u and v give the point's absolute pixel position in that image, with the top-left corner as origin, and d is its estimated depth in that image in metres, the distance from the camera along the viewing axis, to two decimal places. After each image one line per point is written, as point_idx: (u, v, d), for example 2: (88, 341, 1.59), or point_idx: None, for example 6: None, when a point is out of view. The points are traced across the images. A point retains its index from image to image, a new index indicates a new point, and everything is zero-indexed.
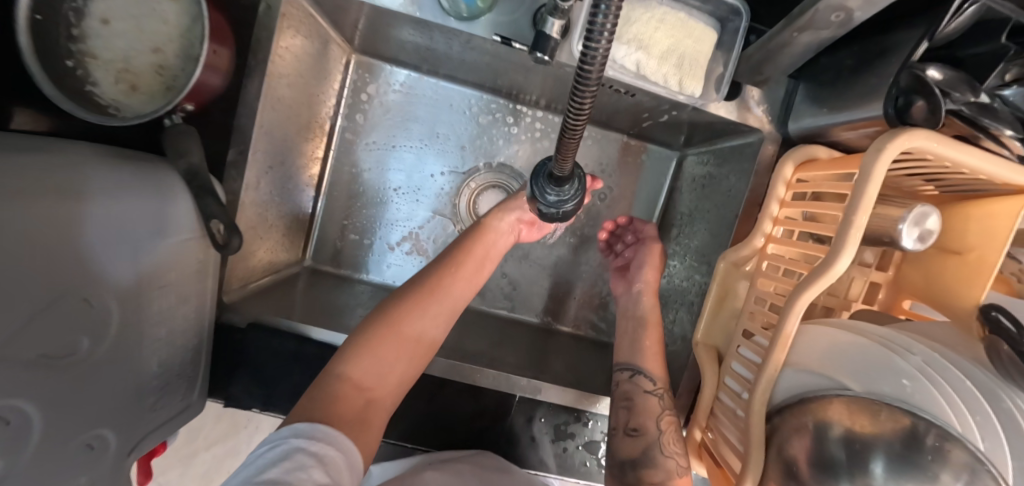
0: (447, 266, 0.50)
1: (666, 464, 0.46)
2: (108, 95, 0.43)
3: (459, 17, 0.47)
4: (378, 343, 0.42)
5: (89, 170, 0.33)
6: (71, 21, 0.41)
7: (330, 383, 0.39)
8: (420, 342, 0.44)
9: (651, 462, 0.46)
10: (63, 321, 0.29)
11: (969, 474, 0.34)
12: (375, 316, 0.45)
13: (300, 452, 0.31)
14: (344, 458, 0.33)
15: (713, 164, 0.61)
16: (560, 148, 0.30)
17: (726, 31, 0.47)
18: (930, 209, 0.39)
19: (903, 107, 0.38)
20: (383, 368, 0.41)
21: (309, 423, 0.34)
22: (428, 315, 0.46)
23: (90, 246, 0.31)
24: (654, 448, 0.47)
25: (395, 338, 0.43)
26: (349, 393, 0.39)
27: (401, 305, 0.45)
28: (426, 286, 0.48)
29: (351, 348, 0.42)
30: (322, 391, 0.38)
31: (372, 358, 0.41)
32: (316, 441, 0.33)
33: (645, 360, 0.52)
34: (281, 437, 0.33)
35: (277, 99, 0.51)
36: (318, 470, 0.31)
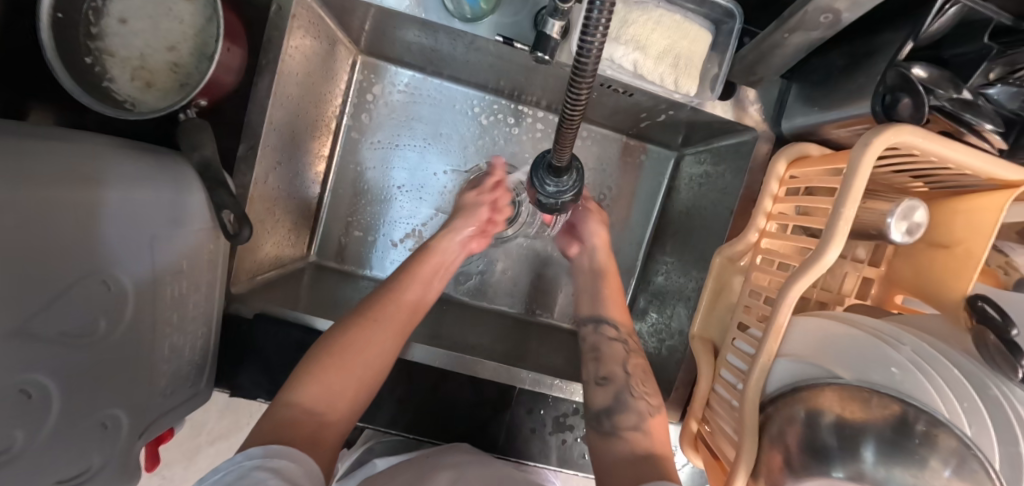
0: (395, 288, 0.51)
1: (638, 406, 0.49)
2: (124, 91, 0.45)
3: (463, 18, 0.49)
4: (326, 368, 0.43)
5: (110, 159, 0.34)
6: (92, 21, 0.43)
7: (279, 410, 0.39)
8: (371, 364, 0.45)
9: (623, 406, 0.49)
10: (83, 300, 0.31)
11: (959, 461, 0.34)
12: (324, 341, 0.45)
13: (255, 466, 0.32)
14: (303, 469, 0.34)
15: (709, 163, 0.62)
16: (558, 137, 0.31)
17: (721, 32, 0.49)
18: (918, 203, 0.41)
19: (890, 104, 0.39)
20: (333, 392, 0.42)
21: (260, 447, 0.34)
22: (377, 335, 0.46)
23: (110, 231, 0.32)
24: (625, 391, 0.50)
25: (341, 362, 0.43)
26: (300, 418, 0.39)
27: (348, 329, 0.46)
28: (373, 308, 0.48)
29: (301, 373, 0.42)
30: (270, 420, 0.39)
31: (321, 383, 0.42)
32: (270, 458, 0.33)
33: (608, 309, 0.58)
34: (231, 462, 0.33)
35: (287, 97, 0.52)
36: (278, 478, 0.32)
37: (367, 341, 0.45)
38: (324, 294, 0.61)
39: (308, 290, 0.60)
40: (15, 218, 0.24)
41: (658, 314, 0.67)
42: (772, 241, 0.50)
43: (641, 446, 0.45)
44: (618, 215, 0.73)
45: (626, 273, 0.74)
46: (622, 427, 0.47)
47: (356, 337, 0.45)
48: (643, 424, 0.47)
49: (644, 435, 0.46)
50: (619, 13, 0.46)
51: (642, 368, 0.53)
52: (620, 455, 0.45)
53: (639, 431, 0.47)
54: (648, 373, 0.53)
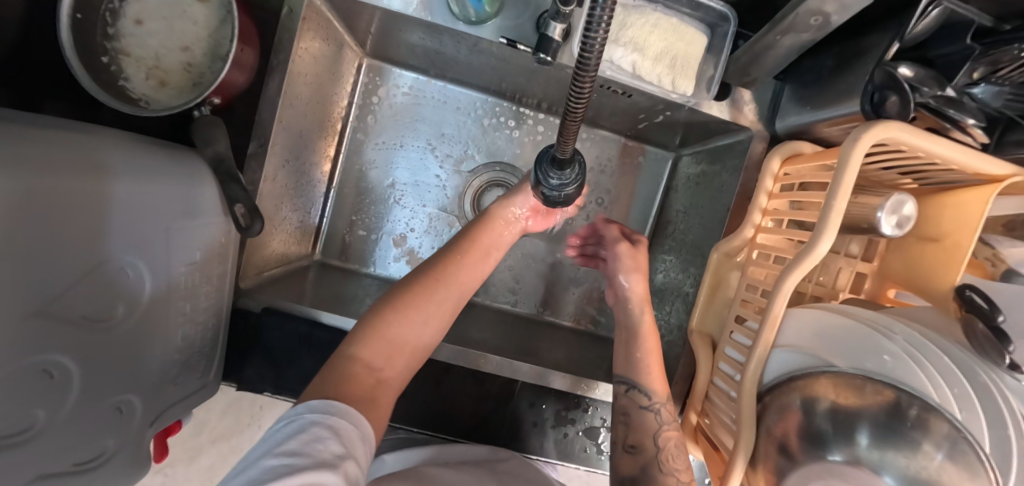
0: (453, 256, 0.50)
1: (668, 483, 0.44)
2: (139, 90, 0.46)
3: (467, 21, 0.51)
4: (385, 327, 0.43)
5: (125, 150, 0.35)
6: (108, 21, 0.45)
7: (341, 362, 0.40)
8: (426, 328, 0.45)
9: (652, 477, 0.45)
10: (102, 286, 0.32)
11: (950, 445, 0.35)
12: (381, 301, 0.45)
13: (316, 426, 0.32)
14: (358, 431, 0.34)
15: (706, 163, 0.64)
16: (562, 131, 0.32)
17: (716, 35, 0.50)
18: (906, 198, 0.42)
19: (878, 102, 0.40)
20: (390, 351, 0.43)
21: (323, 400, 0.35)
22: (438, 300, 0.47)
23: (126, 219, 0.33)
24: (653, 466, 0.46)
25: (402, 325, 0.44)
26: (360, 372, 0.39)
27: (406, 291, 0.46)
28: (433, 272, 0.48)
29: (359, 329, 0.43)
30: (332, 370, 0.39)
31: (380, 341, 0.42)
32: (332, 416, 0.34)
33: (647, 378, 0.51)
34: (296, 412, 0.33)
35: (296, 97, 0.54)
36: (336, 442, 0.32)
37: (427, 305, 0.46)
38: (329, 291, 0.62)
39: (313, 287, 0.61)
40: (40, 203, 0.26)
41: (656, 310, 0.68)
42: (767, 237, 0.51)
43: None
44: (618, 215, 0.74)
45: None
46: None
47: (412, 299, 0.45)
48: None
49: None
50: (618, 17, 0.48)
51: (676, 442, 0.48)
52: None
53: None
54: (681, 447, 0.48)
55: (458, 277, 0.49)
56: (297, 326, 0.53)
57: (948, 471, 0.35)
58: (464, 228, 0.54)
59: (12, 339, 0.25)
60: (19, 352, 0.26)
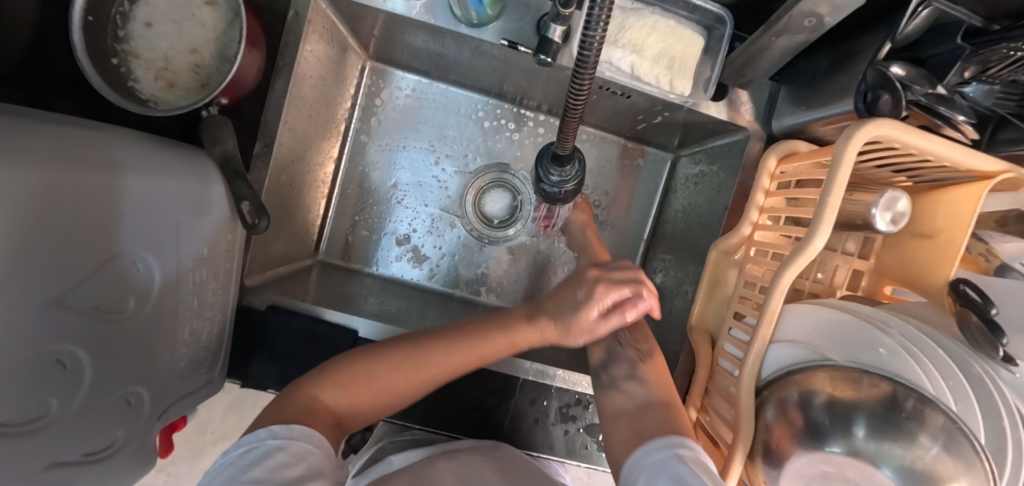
0: (471, 335, 0.44)
1: (627, 354, 0.51)
2: (148, 90, 0.47)
3: (469, 24, 0.52)
4: (358, 383, 0.43)
5: (134, 147, 0.36)
6: (119, 24, 0.46)
7: (303, 399, 0.41)
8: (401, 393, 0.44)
9: (617, 358, 0.51)
10: (111, 279, 0.33)
11: (946, 436, 0.36)
12: (368, 352, 0.44)
13: (280, 452, 0.35)
14: (322, 450, 0.37)
15: (704, 163, 0.65)
16: (563, 128, 0.33)
17: (712, 37, 0.51)
18: (900, 194, 0.43)
19: (871, 101, 0.41)
20: (355, 404, 0.43)
21: (284, 424, 0.37)
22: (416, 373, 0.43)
23: (135, 215, 0.34)
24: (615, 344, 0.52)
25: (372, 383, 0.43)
26: (317, 411, 0.40)
27: (401, 357, 0.43)
28: (444, 346, 0.43)
29: (334, 374, 0.43)
30: (291, 406, 0.40)
31: (349, 394, 0.42)
32: (295, 441, 0.36)
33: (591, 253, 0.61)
34: (259, 438, 0.36)
35: (301, 98, 0.55)
36: (301, 466, 0.35)
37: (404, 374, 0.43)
38: (332, 290, 0.63)
39: (316, 286, 0.62)
40: (60, 196, 0.27)
41: (655, 309, 0.69)
42: (764, 234, 0.52)
43: (638, 396, 0.47)
44: (617, 215, 0.75)
45: None
46: (618, 378, 0.50)
47: (400, 367, 0.43)
48: (636, 372, 0.49)
49: (640, 385, 0.48)
50: (617, 19, 0.49)
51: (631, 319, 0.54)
52: (618, 406, 0.47)
53: (634, 381, 0.49)
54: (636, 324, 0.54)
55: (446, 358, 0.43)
56: (302, 323, 0.54)
57: (943, 461, 0.35)
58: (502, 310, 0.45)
59: (31, 327, 0.26)
60: (37, 340, 0.27)
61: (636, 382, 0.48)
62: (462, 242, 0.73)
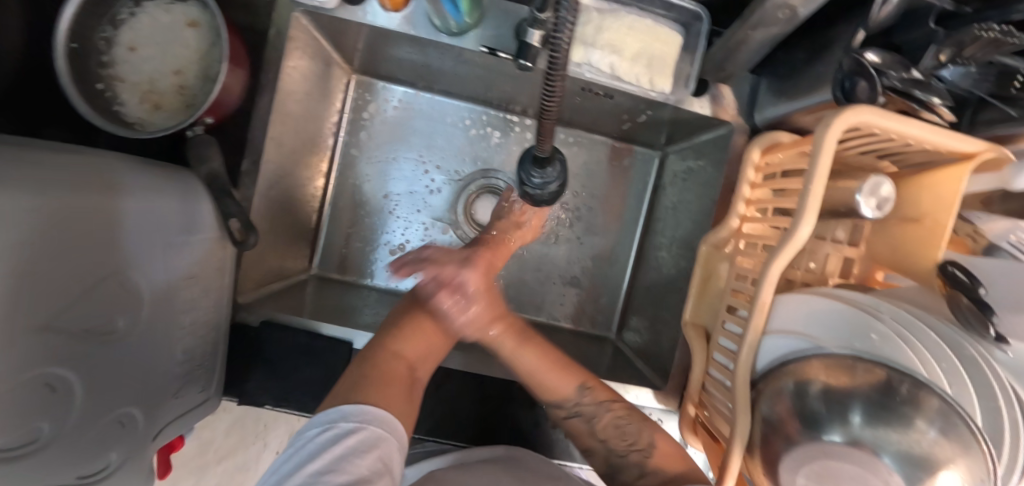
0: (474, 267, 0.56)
1: (631, 458, 0.46)
2: (134, 114, 0.48)
3: (449, 33, 0.53)
4: (420, 330, 0.49)
5: (123, 171, 0.37)
6: (103, 49, 0.46)
7: (386, 360, 0.44)
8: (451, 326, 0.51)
9: (618, 471, 0.47)
10: (101, 299, 0.33)
11: (944, 421, 0.36)
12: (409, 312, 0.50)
13: (350, 436, 0.34)
14: (393, 439, 0.36)
15: (692, 158, 0.65)
16: (540, 130, 0.33)
17: (690, 34, 0.52)
18: (883, 179, 0.43)
19: (850, 88, 0.42)
20: (427, 350, 0.48)
21: (355, 407, 0.37)
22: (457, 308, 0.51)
23: (124, 236, 0.35)
24: (610, 456, 0.47)
25: (424, 331, 0.49)
26: (398, 367, 0.44)
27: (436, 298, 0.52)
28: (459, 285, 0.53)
29: (396, 332, 0.48)
30: (379, 363, 0.44)
31: (419, 341, 0.48)
32: (366, 425, 0.35)
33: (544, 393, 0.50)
34: (330, 421, 0.35)
35: (287, 114, 0.56)
36: (370, 455, 0.34)
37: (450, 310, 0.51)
38: (327, 303, 0.63)
39: (312, 300, 0.62)
40: (48, 221, 0.27)
41: (650, 307, 0.69)
42: (753, 226, 0.52)
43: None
44: (609, 215, 0.76)
45: (620, 272, 0.76)
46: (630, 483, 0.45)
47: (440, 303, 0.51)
48: (646, 471, 0.45)
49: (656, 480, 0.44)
50: (594, 21, 0.50)
51: (623, 413, 0.48)
52: None
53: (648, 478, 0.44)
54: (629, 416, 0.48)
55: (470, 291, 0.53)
56: (297, 337, 0.54)
57: (942, 445, 0.35)
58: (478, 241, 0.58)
59: (22, 351, 0.26)
60: (27, 365, 0.27)
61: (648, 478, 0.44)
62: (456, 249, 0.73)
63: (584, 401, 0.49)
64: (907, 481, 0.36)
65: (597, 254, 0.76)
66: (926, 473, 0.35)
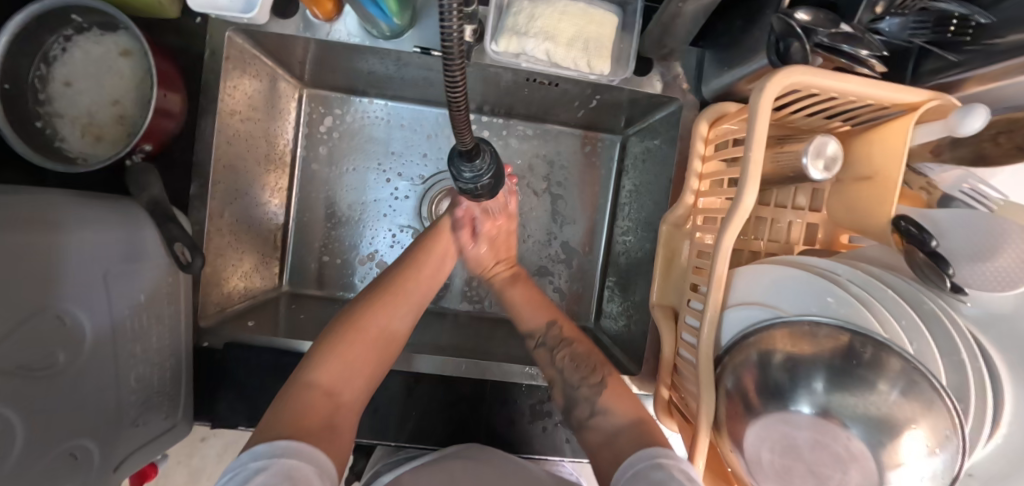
0: (411, 267, 0.56)
1: (582, 393, 0.51)
2: (76, 148, 0.48)
3: (385, 37, 0.53)
4: (340, 353, 0.47)
5: (57, 205, 0.37)
6: (38, 87, 0.46)
7: (299, 391, 0.44)
8: (381, 346, 0.50)
9: (575, 400, 0.51)
10: (38, 334, 0.33)
11: (907, 383, 0.34)
12: (336, 326, 0.49)
13: (263, 472, 0.34)
14: (312, 466, 0.37)
15: (649, 139, 0.65)
16: (454, 123, 0.33)
17: (626, 13, 0.52)
18: (828, 138, 0.42)
19: (784, 51, 0.41)
20: (350, 374, 0.47)
21: (266, 445, 0.37)
22: (391, 316, 0.52)
23: (57, 270, 0.35)
24: (567, 387, 0.53)
25: (346, 350, 0.48)
26: (316, 400, 0.43)
27: (364, 313, 0.51)
28: (389, 293, 0.53)
29: (314, 357, 0.46)
30: (294, 399, 0.43)
31: (340, 364, 0.47)
32: (279, 458, 0.36)
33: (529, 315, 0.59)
34: (239, 464, 0.35)
35: (234, 134, 0.56)
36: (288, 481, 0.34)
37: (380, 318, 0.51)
38: (298, 319, 0.63)
39: (281, 316, 0.62)
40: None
41: (623, 293, 0.68)
42: (707, 200, 0.51)
43: (608, 426, 0.48)
44: (578, 205, 0.75)
45: (593, 261, 0.75)
46: (584, 418, 0.50)
47: (367, 320, 0.50)
48: (596, 407, 0.50)
49: (606, 417, 0.49)
50: (525, 10, 0.49)
51: (570, 357, 0.54)
52: (594, 440, 0.48)
53: (599, 415, 0.49)
54: (577, 359, 0.54)
55: (404, 297, 0.54)
56: (262, 356, 0.54)
57: (903, 407, 0.34)
58: None
59: None
60: None
61: (601, 416, 0.49)
62: None
63: (552, 333, 0.57)
64: (867, 444, 0.34)
65: (568, 246, 0.75)
66: (890, 436, 0.34)
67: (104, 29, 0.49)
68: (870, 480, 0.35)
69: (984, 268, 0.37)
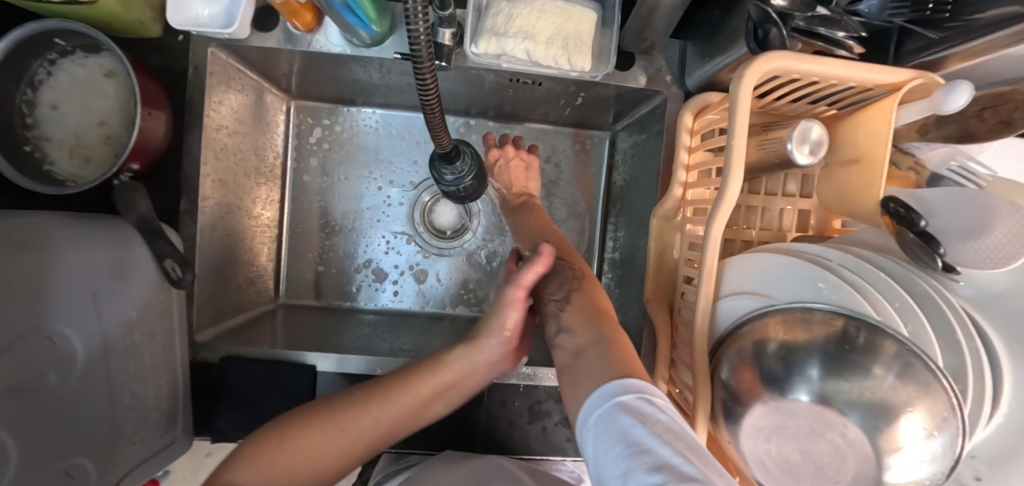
0: (422, 378, 0.45)
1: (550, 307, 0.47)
2: (65, 170, 0.48)
3: (365, 45, 0.53)
4: (285, 456, 0.39)
5: (41, 229, 0.37)
6: (25, 112, 0.47)
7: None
8: (327, 464, 0.40)
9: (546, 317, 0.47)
10: (28, 356, 0.33)
11: (902, 366, 0.34)
12: (302, 419, 0.41)
13: None
14: None
15: (637, 133, 0.64)
16: (430, 126, 0.33)
17: (605, 9, 0.52)
18: (812, 122, 0.41)
19: (762, 37, 0.41)
20: (280, 482, 0.38)
21: None
22: (369, 428, 0.42)
23: (42, 292, 0.35)
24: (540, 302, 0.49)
25: (293, 452, 0.39)
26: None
27: (343, 414, 0.42)
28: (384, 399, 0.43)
29: (255, 451, 0.39)
30: None
31: (264, 477, 0.37)
32: None
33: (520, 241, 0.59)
34: None
35: (221, 148, 0.56)
36: None
37: (356, 426, 0.42)
38: (295, 330, 0.63)
39: (278, 328, 0.62)
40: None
41: (619, 289, 0.67)
42: (695, 191, 0.51)
43: (568, 340, 0.42)
44: (570, 202, 0.75)
45: (589, 258, 0.75)
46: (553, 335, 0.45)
47: (331, 435, 0.40)
48: (563, 323, 0.44)
49: (570, 335, 0.43)
50: (504, 11, 0.49)
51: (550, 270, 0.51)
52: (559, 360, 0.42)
53: (565, 332, 0.43)
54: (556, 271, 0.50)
55: (400, 408, 0.43)
56: (258, 368, 0.54)
57: (899, 390, 0.33)
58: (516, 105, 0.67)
59: None
60: None
61: (567, 333, 0.43)
62: (419, 256, 0.72)
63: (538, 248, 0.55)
64: (863, 430, 0.34)
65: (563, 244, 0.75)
66: (887, 421, 0.33)
67: (88, 51, 0.49)
68: (868, 465, 0.34)
69: (977, 246, 0.36)
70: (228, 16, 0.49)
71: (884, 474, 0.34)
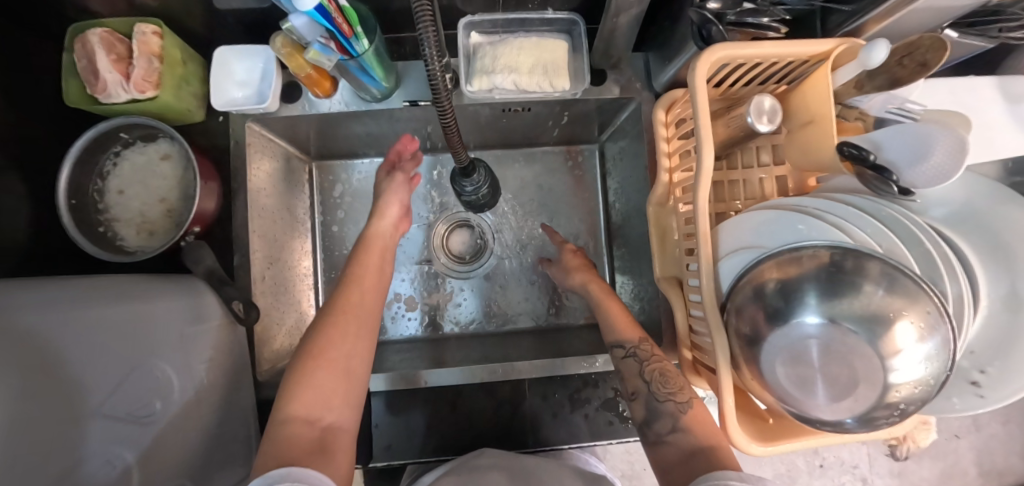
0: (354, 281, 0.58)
1: (666, 408, 0.49)
2: (133, 243, 0.55)
3: (376, 99, 0.62)
4: (311, 375, 0.47)
5: (122, 286, 0.43)
6: (97, 199, 0.55)
7: (278, 425, 0.43)
8: (349, 370, 0.49)
9: (648, 409, 0.50)
10: (137, 388, 0.40)
11: (890, 281, 0.38)
12: (304, 348, 0.49)
13: None
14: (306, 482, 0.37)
15: (622, 140, 0.72)
16: (449, 141, 0.40)
17: (574, 37, 0.61)
18: (763, 97, 0.48)
19: (706, 36, 0.49)
20: (324, 395, 0.46)
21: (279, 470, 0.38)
22: (350, 332, 0.52)
23: (138, 334, 0.41)
24: (651, 399, 0.51)
25: (314, 366, 0.48)
26: (300, 427, 0.43)
27: (325, 332, 0.51)
28: (344, 310, 0.54)
29: (286, 390, 0.46)
30: (278, 434, 0.42)
31: (311, 392, 0.46)
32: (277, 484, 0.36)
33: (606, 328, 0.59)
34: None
35: (262, 208, 0.64)
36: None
37: (342, 334, 0.51)
38: None
39: None
40: (55, 323, 0.34)
41: (632, 279, 0.72)
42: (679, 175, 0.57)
43: (685, 444, 0.46)
44: (574, 212, 0.81)
45: (598, 258, 0.81)
46: (664, 432, 0.49)
47: (328, 347, 0.49)
48: (679, 424, 0.48)
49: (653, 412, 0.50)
50: (489, 53, 0.58)
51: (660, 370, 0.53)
52: (669, 458, 0.47)
53: (680, 432, 0.47)
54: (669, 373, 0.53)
55: (359, 310, 0.55)
56: None
57: (891, 300, 0.38)
58: (506, 123, 0.72)
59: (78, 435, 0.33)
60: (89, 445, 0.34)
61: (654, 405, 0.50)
62: (437, 283, 0.78)
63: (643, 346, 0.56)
64: (866, 339, 0.38)
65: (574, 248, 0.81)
66: (883, 327, 0.38)
67: (146, 140, 0.58)
68: (873, 370, 0.38)
69: (924, 169, 0.42)
70: (258, 94, 0.59)
71: (891, 376, 0.38)
